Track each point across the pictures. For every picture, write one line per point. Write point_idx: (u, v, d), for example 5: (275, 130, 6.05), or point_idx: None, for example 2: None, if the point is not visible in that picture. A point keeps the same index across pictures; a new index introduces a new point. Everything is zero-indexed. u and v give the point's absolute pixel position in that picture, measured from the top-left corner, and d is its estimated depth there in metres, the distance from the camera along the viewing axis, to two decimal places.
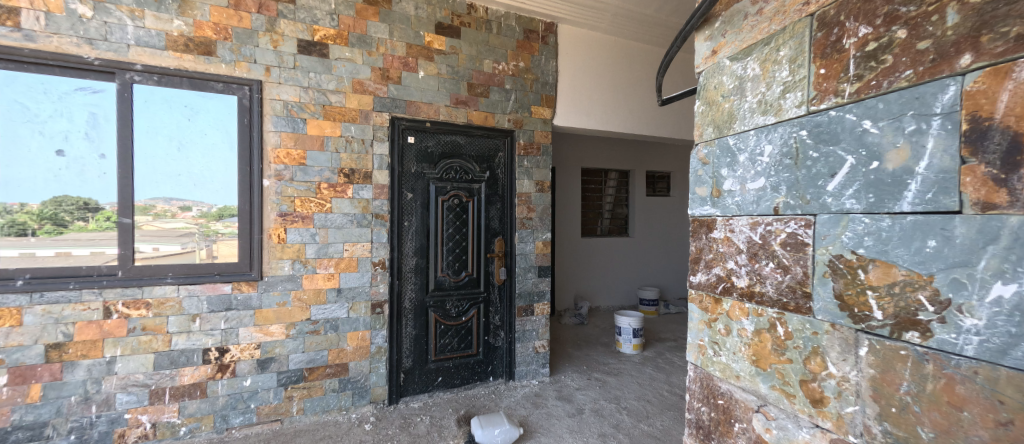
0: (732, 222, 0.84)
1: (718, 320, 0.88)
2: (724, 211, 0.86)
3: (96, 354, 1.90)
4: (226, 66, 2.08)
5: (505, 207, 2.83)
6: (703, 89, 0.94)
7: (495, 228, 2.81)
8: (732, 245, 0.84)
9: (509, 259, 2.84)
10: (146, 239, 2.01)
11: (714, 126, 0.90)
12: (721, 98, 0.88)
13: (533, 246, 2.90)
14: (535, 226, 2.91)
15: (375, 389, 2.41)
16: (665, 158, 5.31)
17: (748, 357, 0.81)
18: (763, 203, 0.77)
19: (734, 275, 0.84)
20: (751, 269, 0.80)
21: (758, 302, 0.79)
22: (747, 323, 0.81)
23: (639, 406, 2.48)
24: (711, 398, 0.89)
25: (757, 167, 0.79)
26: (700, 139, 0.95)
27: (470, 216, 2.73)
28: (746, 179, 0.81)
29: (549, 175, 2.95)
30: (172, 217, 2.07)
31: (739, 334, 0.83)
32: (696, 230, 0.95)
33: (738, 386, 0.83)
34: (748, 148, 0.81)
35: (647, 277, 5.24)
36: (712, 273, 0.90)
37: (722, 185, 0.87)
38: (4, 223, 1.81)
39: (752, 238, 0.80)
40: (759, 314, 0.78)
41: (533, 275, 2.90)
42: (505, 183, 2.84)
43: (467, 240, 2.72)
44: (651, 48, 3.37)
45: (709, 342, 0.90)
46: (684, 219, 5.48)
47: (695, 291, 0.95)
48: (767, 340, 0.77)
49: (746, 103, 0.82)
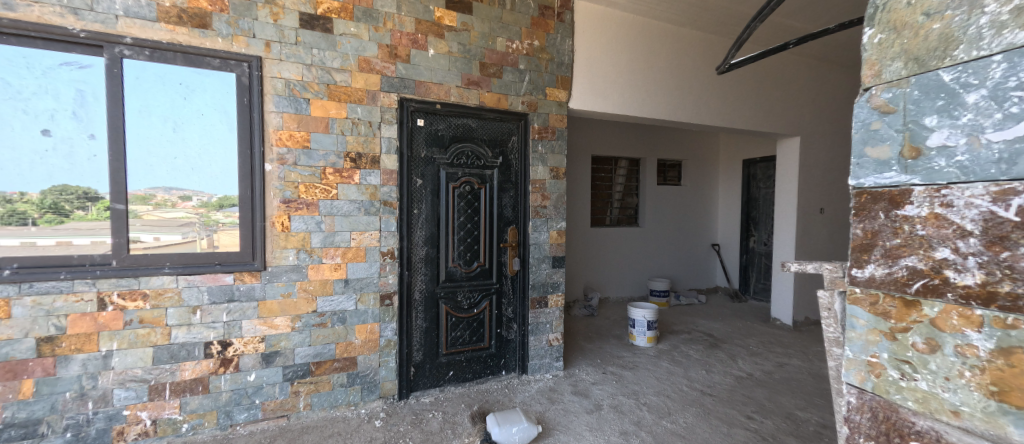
0: (950, 191, 0.63)
1: (910, 331, 0.68)
2: (931, 174, 0.65)
3: (92, 348, 1.79)
4: (223, 40, 1.93)
5: (518, 196, 2.71)
6: (888, 12, 0.73)
7: (504, 218, 2.67)
8: (948, 227, 0.63)
9: (522, 249, 2.71)
10: (146, 229, 1.90)
11: (908, 59, 0.70)
12: (923, 19, 0.68)
13: (546, 236, 2.77)
14: (549, 215, 2.78)
15: (384, 383, 2.31)
16: (675, 148, 5.16)
17: (979, 386, 0.60)
18: (1016, 158, 0.55)
19: (952, 271, 0.63)
20: (989, 261, 0.59)
21: (999, 310, 0.58)
22: (977, 340, 0.60)
23: (659, 402, 2.38)
24: (900, 436, 0.71)
25: (1005, 109, 0.57)
26: (879, 79, 0.74)
27: (482, 204, 2.60)
28: (982, 129, 0.60)
29: (563, 161, 2.81)
30: (172, 207, 1.95)
31: (957, 353, 0.63)
32: (865, 206, 0.76)
33: (957, 426, 0.64)
34: (986, 85, 0.59)
35: (657, 269, 5.11)
36: (899, 265, 0.70)
37: (929, 140, 0.66)
38: (3, 212, 1.69)
39: (992, 214, 0.58)
40: (1002, 328, 0.57)
41: (547, 266, 2.77)
42: (518, 170, 2.70)
43: (475, 229, 2.59)
44: (672, 27, 3.20)
45: (895, 360, 0.71)
46: (694, 209, 5.35)
47: (868, 292, 0.75)
48: (1018, 366, 0.56)
49: (982, 18, 0.60)
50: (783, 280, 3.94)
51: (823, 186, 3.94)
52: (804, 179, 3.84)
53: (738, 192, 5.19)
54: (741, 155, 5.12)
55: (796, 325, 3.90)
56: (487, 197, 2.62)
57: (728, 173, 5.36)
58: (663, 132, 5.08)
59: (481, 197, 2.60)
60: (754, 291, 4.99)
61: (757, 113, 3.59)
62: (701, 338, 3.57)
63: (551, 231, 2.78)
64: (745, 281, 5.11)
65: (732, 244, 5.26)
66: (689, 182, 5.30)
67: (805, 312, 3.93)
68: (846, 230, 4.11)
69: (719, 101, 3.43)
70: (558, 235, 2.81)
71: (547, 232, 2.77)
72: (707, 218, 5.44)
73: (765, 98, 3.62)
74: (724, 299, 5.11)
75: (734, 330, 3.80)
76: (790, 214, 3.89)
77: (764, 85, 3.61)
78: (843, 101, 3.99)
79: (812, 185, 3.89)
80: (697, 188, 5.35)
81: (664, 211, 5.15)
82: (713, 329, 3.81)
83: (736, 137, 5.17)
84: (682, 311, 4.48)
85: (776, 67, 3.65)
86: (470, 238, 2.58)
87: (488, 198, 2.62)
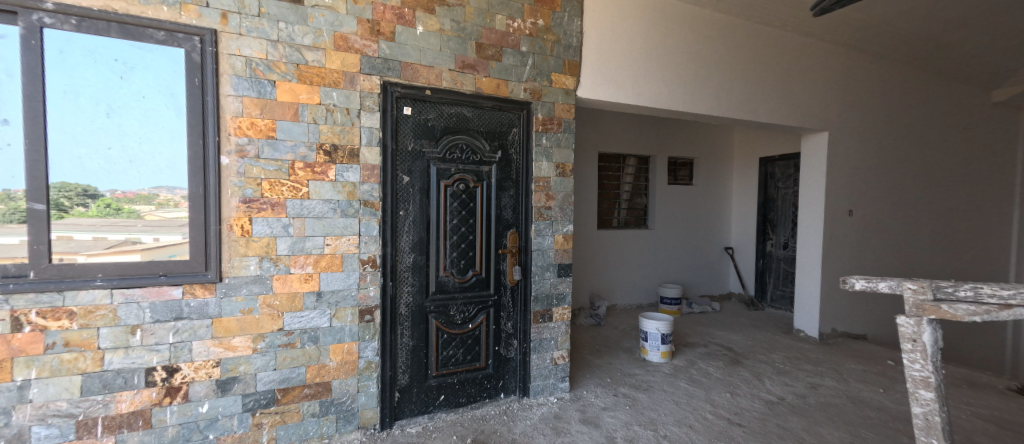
0: None
1: None
2: None
3: (2, 378, 1.46)
4: (169, 10, 1.62)
5: (519, 196, 2.39)
6: None
7: (503, 221, 2.35)
8: None
9: (524, 256, 2.40)
10: (147, 229, 1.68)
11: None
12: None
13: (551, 241, 2.45)
14: (554, 217, 2.46)
15: (364, 412, 2.01)
16: (687, 145, 4.84)
17: None
18: None
19: None
20: None
21: None
22: None
23: (681, 435, 2.05)
24: None
25: None
26: None
27: (478, 204, 2.29)
28: None
29: (569, 156, 2.50)
30: (176, 207, 1.71)
31: None
32: None
33: None
34: None
35: (667, 274, 4.79)
36: None
37: None
38: (5, 209, 1.49)
39: None
40: None
41: (552, 275, 2.46)
42: (519, 167, 2.39)
43: (470, 234, 2.27)
44: (690, 9, 2.88)
45: None
46: (707, 210, 5.02)
47: None
48: None
49: None
50: (808, 289, 3.62)
51: (852, 186, 3.62)
52: (832, 179, 3.52)
53: (754, 192, 4.86)
54: (757, 152, 4.79)
55: (823, 337, 3.58)
56: (483, 197, 2.30)
57: (742, 171, 5.03)
58: (674, 127, 4.75)
59: (476, 196, 2.29)
60: (772, 298, 4.67)
61: (783, 105, 3.27)
62: (720, 352, 3.25)
63: (555, 235, 2.46)
64: (762, 287, 4.79)
65: (747, 247, 4.94)
66: (701, 181, 4.98)
67: (832, 323, 3.61)
68: (876, 234, 3.78)
69: (743, 90, 3.10)
70: (564, 239, 2.49)
71: (552, 236, 2.46)
72: (720, 220, 5.11)
73: (791, 89, 3.29)
74: (739, 307, 4.79)
75: (755, 343, 3.48)
76: (816, 216, 3.56)
77: (790, 75, 3.28)
78: (874, 93, 3.66)
79: (841, 185, 3.56)
80: (710, 187, 5.02)
81: (675, 213, 4.83)
82: (732, 343, 3.48)
83: (752, 134, 4.85)
84: (696, 321, 4.16)
85: (804, 55, 3.32)
86: (464, 244, 2.26)
87: (484, 198, 2.30)
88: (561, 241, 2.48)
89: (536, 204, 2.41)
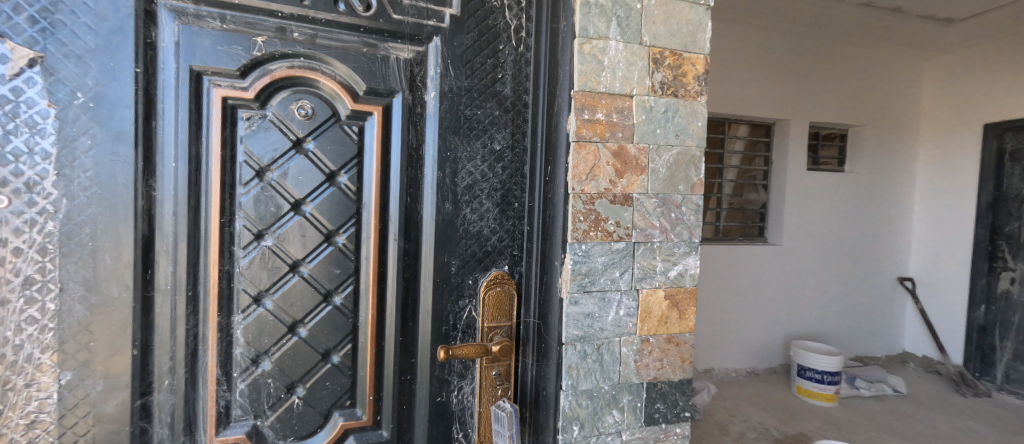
0: None
1: None
2: None
3: None
4: None
5: (521, 158, 0.71)
6: None
7: (458, 243, 0.68)
8: None
9: (532, 360, 0.71)
10: None
11: None
12: None
13: (624, 313, 0.73)
14: (642, 233, 0.73)
15: None
16: (845, 103, 2.81)
17: None
18: None
19: None
20: None
21: None
22: None
23: None
24: None
25: None
26: None
27: (367, 180, 0.63)
28: None
29: (694, 31, 0.75)
30: None
31: None
32: None
33: None
34: None
35: (802, 323, 2.83)
36: None
37: None
38: None
39: None
40: None
41: (630, 419, 0.75)
42: (521, 58, 0.71)
43: (329, 290, 0.62)
44: None
45: None
46: (874, 216, 2.95)
47: None
48: None
49: None
50: None
51: None
52: None
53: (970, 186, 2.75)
54: (980, 115, 2.69)
55: None
56: (387, 155, 0.64)
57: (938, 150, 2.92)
58: (825, 72, 2.74)
59: (359, 151, 0.62)
60: (1007, 377, 2.61)
61: None
62: None
63: (641, 295, 0.74)
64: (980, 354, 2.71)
65: (949, 281, 2.85)
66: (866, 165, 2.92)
67: None
68: None
69: None
70: (667, 307, 0.75)
71: (632, 296, 0.73)
72: (894, 233, 3.01)
73: None
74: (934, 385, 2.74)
75: None
76: None
77: None
78: None
79: None
80: (885, 177, 2.94)
81: (819, 220, 2.83)
82: None
83: (968, 83, 2.74)
84: (881, 425, 2.22)
85: None
86: (304, 327, 0.61)
87: (389, 160, 0.64)
88: (658, 311, 0.75)
89: (578, 187, 0.69)
